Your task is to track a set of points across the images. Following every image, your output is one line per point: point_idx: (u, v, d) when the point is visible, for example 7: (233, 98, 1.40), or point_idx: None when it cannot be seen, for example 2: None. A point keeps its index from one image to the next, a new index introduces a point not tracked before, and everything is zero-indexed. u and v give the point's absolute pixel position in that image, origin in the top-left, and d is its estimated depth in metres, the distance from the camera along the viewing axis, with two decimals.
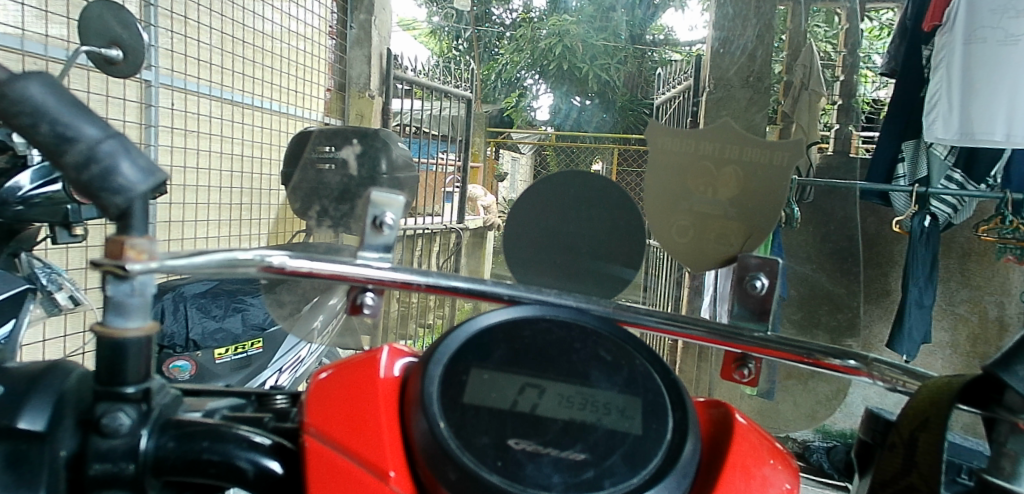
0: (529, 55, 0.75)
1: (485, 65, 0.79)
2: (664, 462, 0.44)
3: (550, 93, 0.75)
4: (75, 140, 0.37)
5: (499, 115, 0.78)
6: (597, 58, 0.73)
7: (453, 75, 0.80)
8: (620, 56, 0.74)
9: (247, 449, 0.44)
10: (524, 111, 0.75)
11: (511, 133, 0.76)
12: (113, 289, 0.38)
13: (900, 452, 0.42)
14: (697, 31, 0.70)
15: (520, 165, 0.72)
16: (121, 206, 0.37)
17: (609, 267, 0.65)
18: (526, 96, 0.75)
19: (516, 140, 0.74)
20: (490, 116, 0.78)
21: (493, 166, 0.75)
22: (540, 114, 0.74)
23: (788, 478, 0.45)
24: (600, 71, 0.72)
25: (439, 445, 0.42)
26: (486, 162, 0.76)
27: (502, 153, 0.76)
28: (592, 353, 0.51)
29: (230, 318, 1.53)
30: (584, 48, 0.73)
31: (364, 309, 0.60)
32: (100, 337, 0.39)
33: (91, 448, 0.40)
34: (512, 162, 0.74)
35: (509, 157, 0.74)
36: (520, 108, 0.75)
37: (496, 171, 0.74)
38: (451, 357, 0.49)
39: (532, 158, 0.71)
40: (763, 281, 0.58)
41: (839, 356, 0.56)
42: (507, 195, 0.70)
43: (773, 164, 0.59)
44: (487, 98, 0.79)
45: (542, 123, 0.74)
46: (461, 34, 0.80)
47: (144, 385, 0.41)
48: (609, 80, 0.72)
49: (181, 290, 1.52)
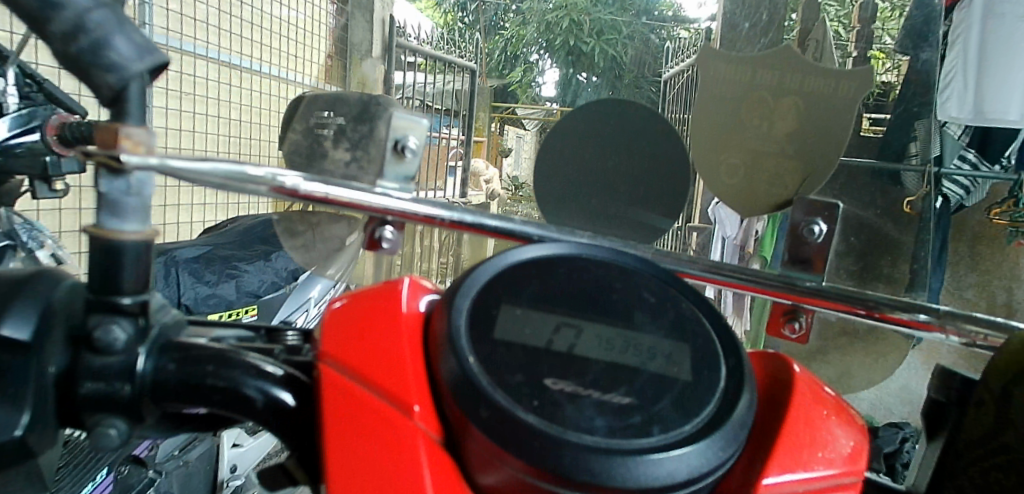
0: (536, 27, 0.65)
1: (490, 38, 0.68)
2: (719, 411, 0.39)
3: (556, 67, 0.63)
4: (61, 7, 0.32)
5: (503, 89, 0.66)
6: (603, 32, 0.62)
7: (456, 47, 0.71)
8: (627, 31, 0.62)
9: (256, 377, 0.40)
10: (530, 89, 0.64)
11: (516, 108, 0.65)
12: (107, 185, 0.33)
13: (991, 410, 0.38)
14: (706, 7, 0.59)
15: (526, 142, 0.64)
16: (114, 87, 0.33)
17: (647, 216, 0.59)
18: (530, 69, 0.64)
19: (521, 116, 0.64)
20: (495, 90, 0.67)
21: (497, 140, 0.68)
22: (546, 90, 0.63)
23: (854, 434, 0.41)
24: (607, 46, 0.61)
25: (467, 379, 0.38)
26: (490, 137, 0.69)
27: (507, 129, 0.67)
28: (634, 295, 0.46)
29: (224, 285, 1.59)
30: (592, 23, 0.62)
31: (383, 243, 0.56)
32: (93, 238, 0.34)
33: (84, 364, 0.36)
34: (518, 139, 0.65)
35: (516, 135, 0.66)
36: (524, 83, 0.64)
37: (499, 146, 0.68)
38: (480, 290, 0.44)
39: (535, 137, 0.62)
40: (822, 227, 0.53)
41: (907, 310, 0.50)
42: (512, 171, 0.66)
43: (839, 96, 0.54)
44: (493, 72, 0.67)
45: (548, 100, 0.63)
46: (467, 7, 0.70)
47: (142, 297, 0.36)
48: (616, 56, 0.61)
49: (172, 254, 1.53)
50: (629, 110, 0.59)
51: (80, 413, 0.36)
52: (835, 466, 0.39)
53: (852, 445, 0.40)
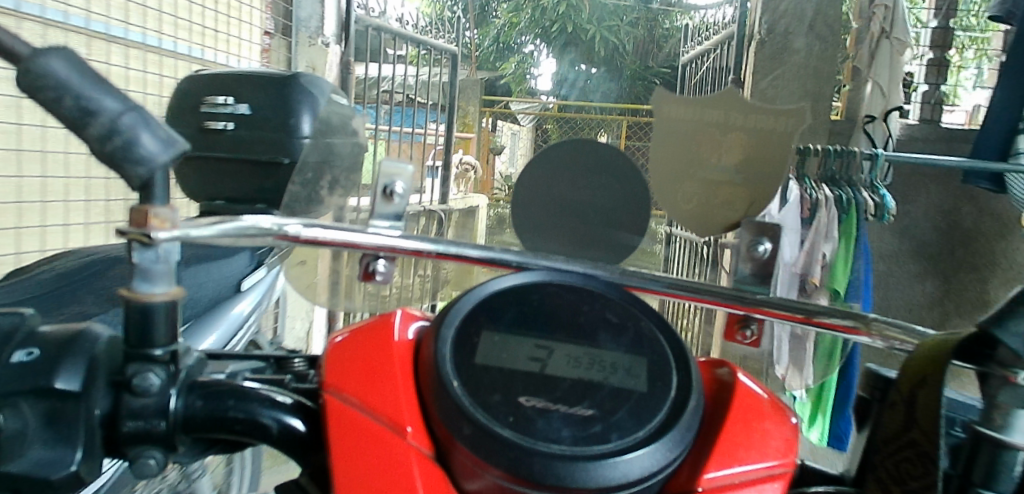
0: (531, 16, 0.72)
1: (481, 27, 0.75)
2: (669, 416, 0.46)
3: (552, 57, 0.72)
4: (97, 113, 0.39)
5: (498, 84, 0.74)
6: (605, 20, 0.72)
7: (444, 30, 0.80)
8: (631, 18, 0.72)
9: (270, 407, 0.46)
10: (525, 82, 0.72)
11: (509, 101, 0.72)
12: (139, 256, 0.40)
13: (902, 408, 0.44)
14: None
15: (520, 138, 0.69)
16: (142, 176, 0.40)
17: (618, 234, 0.66)
18: (528, 60, 0.72)
19: (515, 110, 0.71)
20: (487, 84, 0.75)
21: (488, 137, 0.74)
22: (542, 83, 0.72)
23: (788, 430, 0.47)
24: (608, 33, 0.71)
25: (451, 402, 0.44)
26: (481, 133, 0.74)
27: (502, 125, 0.72)
28: (599, 315, 0.53)
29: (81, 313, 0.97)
30: (591, 11, 0.72)
31: (377, 276, 0.63)
32: (128, 301, 0.41)
33: (123, 406, 0.42)
34: (512, 136, 0.70)
35: (511, 131, 0.71)
36: (519, 76, 0.72)
37: (491, 143, 0.73)
38: (462, 320, 0.50)
39: (532, 132, 0.69)
40: (768, 246, 0.59)
41: (841, 316, 0.57)
42: (506, 169, 0.69)
43: (778, 129, 0.60)
44: (484, 65, 0.76)
45: (542, 93, 0.71)
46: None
47: (171, 347, 0.43)
48: (616, 44, 0.70)
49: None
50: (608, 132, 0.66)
51: (122, 447, 0.43)
52: (769, 458, 0.45)
53: (785, 439, 0.47)
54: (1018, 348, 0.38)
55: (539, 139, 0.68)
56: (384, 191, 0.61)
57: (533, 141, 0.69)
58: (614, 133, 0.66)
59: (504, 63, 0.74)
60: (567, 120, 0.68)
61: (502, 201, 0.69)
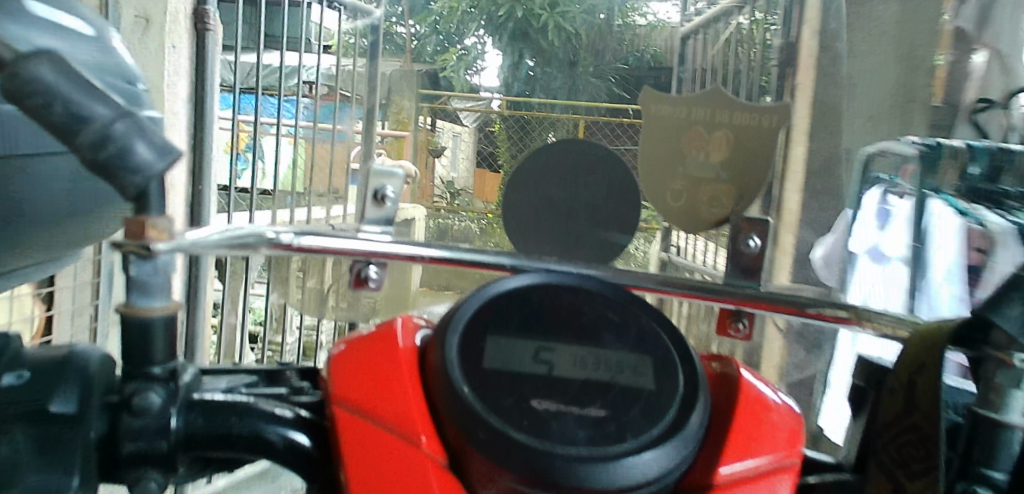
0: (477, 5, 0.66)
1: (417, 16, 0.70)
2: (679, 414, 0.46)
3: (500, 53, 0.65)
4: (88, 120, 0.37)
5: (435, 78, 0.66)
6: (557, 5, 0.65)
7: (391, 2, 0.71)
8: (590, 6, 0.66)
9: (275, 423, 0.45)
10: (463, 77, 0.65)
11: (450, 98, 0.65)
12: (136, 269, 0.39)
13: (901, 394, 0.45)
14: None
15: (462, 141, 0.66)
16: (139, 185, 0.39)
17: (605, 234, 0.66)
18: (474, 50, 0.65)
19: (457, 109, 0.65)
20: (423, 77, 0.66)
21: (427, 137, 0.66)
22: (485, 77, 0.65)
23: (791, 421, 0.49)
24: (561, 21, 0.64)
25: (464, 409, 0.43)
26: (418, 133, 0.66)
27: (441, 124, 0.66)
28: (601, 315, 0.53)
29: None
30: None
31: (369, 282, 0.61)
32: (127, 316, 0.39)
33: (122, 427, 0.39)
34: (452, 138, 0.66)
35: (451, 133, 0.65)
36: (458, 69, 0.64)
37: (430, 144, 0.66)
38: (466, 324, 0.50)
39: (475, 134, 0.65)
40: (756, 241, 0.60)
41: (831, 307, 0.58)
42: (446, 174, 0.66)
43: (761, 127, 0.61)
44: (418, 58, 0.67)
45: (486, 91, 0.65)
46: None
47: (171, 365, 0.41)
48: (571, 34, 0.64)
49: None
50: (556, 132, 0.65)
51: (117, 470, 0.40)
52: (778, 452, 0.47)
53: (791, 430, 0.48)
54: (1014, 331, 0.40)
55: (482, 140, 0.66)
56: (376, 196, 0.60)
57: (477, 144, 0.66)
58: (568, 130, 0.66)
59: (443, 55, 0.65)
60: (515, 117, 0.65)
61: (444, 210, 0.68)
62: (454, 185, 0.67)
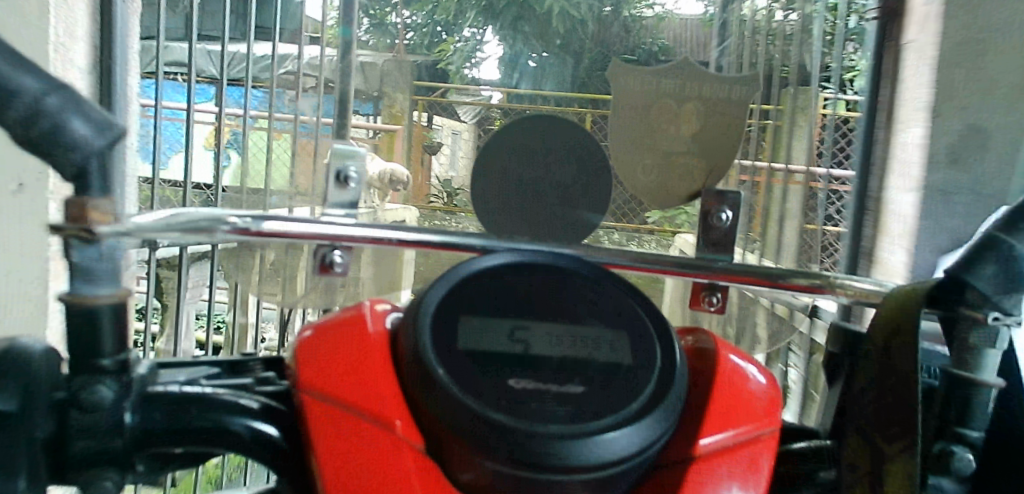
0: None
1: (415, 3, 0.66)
2: (659, 388, 0.45)
3: (501, 42, 0.65)
4: (16, 93, 0.34)
5: (429, 68, 0.64)
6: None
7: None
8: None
9: (238, 414, 0.43)
10: (462, 70, 0.64)
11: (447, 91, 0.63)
12: (79, 254, 0.36)
13: (876, 358, 0.45)
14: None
15: (462, 140, 0.65)
16: (77, 163, 0.36)
17: (577, 212, 0.63)
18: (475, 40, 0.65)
19: (456, 103, 0.64)
20: (419, 68, 0.63)
21: (422, 133, 0.64)
22: (485, 72, 0.65)
23: (768, 391, 0.49)
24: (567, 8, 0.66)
25: (437, 391, 0.42)
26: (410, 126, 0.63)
27: (437, 121, 0.63)
28: (576, 294, 0.52)
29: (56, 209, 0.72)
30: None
31: (335, 268, 0.59)
32: (71, 306, 0.36)
33: (70, 426, 0.37)
34: (451, 136, 0.64)
35: (450, 133, 0.64)
36: (457, 62, 0.64)
37: (426, 141, 0.64)
38: (438, 305, 0.48)
39: (473, 131, 0.65)
40: (728, 214, 0.59)
41: (805, 276, 0.57)
42: (444, 173, 0.65)
43: (732, 98, 0.61)
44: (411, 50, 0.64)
45: (485, 85, 0.65)
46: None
47: (120, 356, 0.39)
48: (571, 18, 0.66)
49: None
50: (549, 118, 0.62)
51: (67, 471, 0.37)
52: (757, 422, 0.46)
53: (767, 400, 0.48)
54: (987, 290, 0.41)
55: (482, 135, 0.65)
56: (340, 177, 0.58)
57: (475, 141, 0.65)
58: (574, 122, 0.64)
59: (441, 45, 0.64)
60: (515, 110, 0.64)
61: (440, 211, 0.66)
62: (453, 184, 0.66)
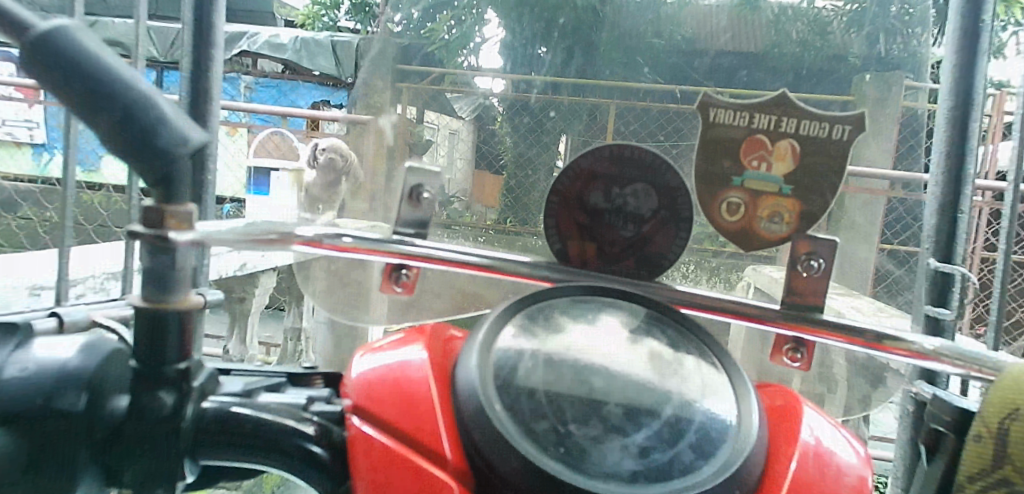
0: None
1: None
2: (735, 450, 0.41)
3: (499, 26, 0.68)
4: (115, 99, 0.36)
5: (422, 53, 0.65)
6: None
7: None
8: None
9: (293, 433, 0.42)
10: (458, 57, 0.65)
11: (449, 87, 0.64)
12: (153, 260, 0.38)
13: (988, 442, 0.40)
14: None
15: (460, 139, 0.63)
16: (163, 168, 0.38)
17: (652, 247, 0.60)
18: (476, 18, 0.67)
19: (451, 101, 0.64)
20: (416, 49, 0.65)
21: (412, 129, 0.62)
22: (488, 62, 0.66)
23: (857, 468, 0.44)
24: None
25: (493, 428, 0.39)
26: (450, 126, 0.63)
27: (431, 117, 0.63)
28: (646, 336, 0.49)
29: None
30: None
31: (398, 286, 0.58)
32: (142, 309, 0.39)
33: (129, 431, 0.38)
34: (449, 135, 0.63)
35: (449, 132, 0.63)
36: (451, 47, 0.64)
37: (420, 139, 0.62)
38: (497, 339, 0.46)
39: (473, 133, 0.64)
40: (821, 262, 0.55)
41: (904, 339, 0.51)
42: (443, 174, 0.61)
43: (830, 138, 0.56)
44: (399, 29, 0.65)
45: (484, 75, 0.65)
46: None
47: (184, 365, 0.41)
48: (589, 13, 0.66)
49: None
50: (568, 131, 0.63)
51: (123, 473, 0.38)
52: None
53: (858, 476, 0.43)
54: None
55: (482, 129, 0.65)
56: (412, 194, 0.57)
57: (476, 140, 0.64)
58: (618, 122, 0.62)
59: (431, 30, 0.65)
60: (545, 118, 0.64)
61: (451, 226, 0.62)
62: (449, 189, 0.61)
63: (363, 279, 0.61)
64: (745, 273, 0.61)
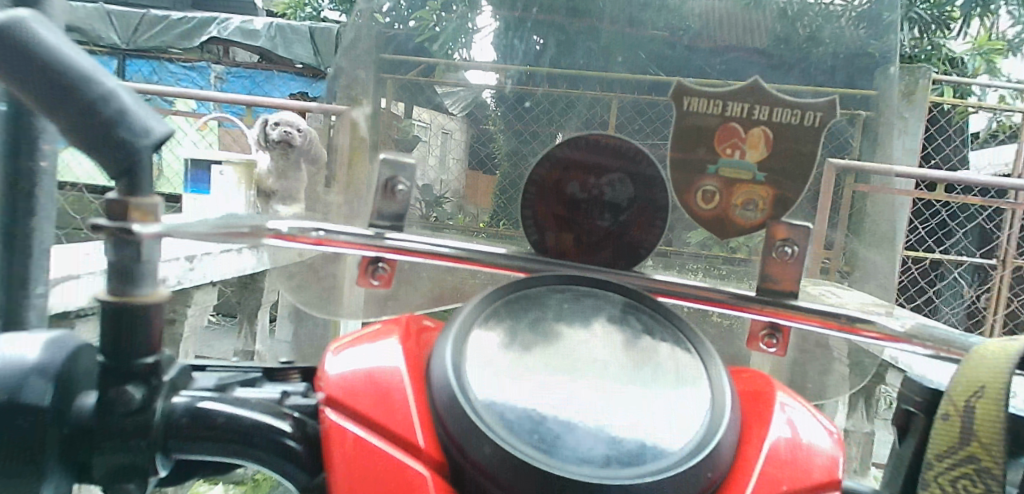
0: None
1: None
2: (708, 433, 0.41)
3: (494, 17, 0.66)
4: (75, 89, 0.35)
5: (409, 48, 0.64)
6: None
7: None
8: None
9: (265, 426, 0.42)
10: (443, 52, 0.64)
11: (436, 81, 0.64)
12: (117, 253, 0.38)
13: (957, 421, 0.40)
14: None
15: (452, 140, 0.64)
16: (125, 161, 0.37)
17: (630, 237, 0.60)
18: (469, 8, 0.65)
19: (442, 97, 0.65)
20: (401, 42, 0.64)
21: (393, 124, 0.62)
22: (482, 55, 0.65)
23: (830, 449, 0.44)
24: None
25: (466, 416, 0.39)
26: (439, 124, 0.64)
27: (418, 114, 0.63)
28: (622, 323, 0.49)
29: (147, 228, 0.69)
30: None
31: (375, 279, 0.57)
32: (107, 304, 0.38)
33: (98, 426, 0.38)
34: (439, 135, 0.64)
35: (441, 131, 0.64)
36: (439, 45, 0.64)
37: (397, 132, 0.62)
38: (472, 328, 0.46)
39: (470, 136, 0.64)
40: (795, 247, 0.56)
41: (876, 322, 0.52)
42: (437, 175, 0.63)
43: (803, 125, 0.56)
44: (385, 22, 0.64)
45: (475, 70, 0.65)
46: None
47: (152, 359, 0.40)
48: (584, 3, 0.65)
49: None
50: (564, 129, 0.63)
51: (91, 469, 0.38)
52: (816, 483, 0.42)
53: (830, 457, 0.43)
54: None
55: (472, 128, 0.64)
56: (387, 186, 0.57)
57: (468, 139, 0.64)
58: (604, 117, 0.63)
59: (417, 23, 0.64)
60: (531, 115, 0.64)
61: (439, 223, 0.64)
62: (437, 189, 0.64)
63: (340, 274, 0.61)
64: (722, 262, 0.61)
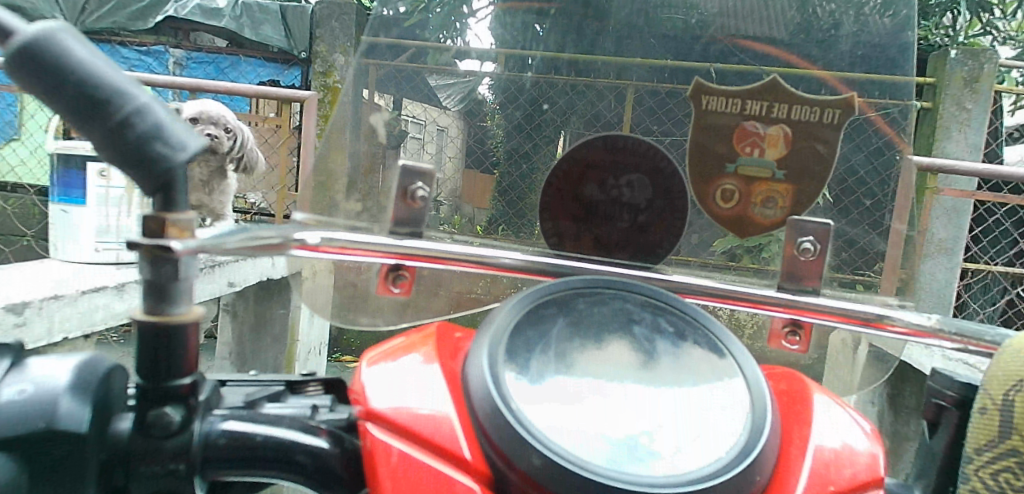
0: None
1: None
2: (752, 436, 0.41)
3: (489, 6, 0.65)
4: (110, 103, 0.34)
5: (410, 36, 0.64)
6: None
7: None
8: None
9: (304, 444, 0.41)
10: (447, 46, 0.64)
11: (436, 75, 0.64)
12: (153, 272, 0.36)
13: (996, 415, 0.40)
14: None
15: (448, 136, 0.62)
16: (162, 176, 0.36)
17: (651, 236, 0.60)
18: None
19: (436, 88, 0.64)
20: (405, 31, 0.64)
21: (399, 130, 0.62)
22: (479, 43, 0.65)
23: (868, 447, 0.44)
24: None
25: (512, 429, 0.38)
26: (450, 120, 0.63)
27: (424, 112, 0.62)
28: (655, 327, 0.49)
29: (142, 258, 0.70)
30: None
31: (395, 288, 0.58)
32: (144, 323, 0.37)
33: (139, 449, 0.37)
34: (438, 132, 0.61)
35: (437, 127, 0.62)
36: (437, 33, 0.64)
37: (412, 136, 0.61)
38: (507, 337, 0.45)
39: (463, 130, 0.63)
40: (814, 242, 0.54)
41: (903, 318, 0.52)
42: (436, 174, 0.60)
43: (823, 123, 0.58)
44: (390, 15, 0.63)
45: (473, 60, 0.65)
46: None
47: (193, 379, 0.39)
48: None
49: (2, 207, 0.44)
50: (567, 129, 0.65)
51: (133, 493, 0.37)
52: (859, 482, 0.42)
53: (869, 455, 0.43)
54: None
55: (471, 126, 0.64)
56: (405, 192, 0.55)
57: (465, 139, 0.63)
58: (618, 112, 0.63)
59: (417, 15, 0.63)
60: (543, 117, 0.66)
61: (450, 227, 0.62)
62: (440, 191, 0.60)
63: (356, 283, 0.59)
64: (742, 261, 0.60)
